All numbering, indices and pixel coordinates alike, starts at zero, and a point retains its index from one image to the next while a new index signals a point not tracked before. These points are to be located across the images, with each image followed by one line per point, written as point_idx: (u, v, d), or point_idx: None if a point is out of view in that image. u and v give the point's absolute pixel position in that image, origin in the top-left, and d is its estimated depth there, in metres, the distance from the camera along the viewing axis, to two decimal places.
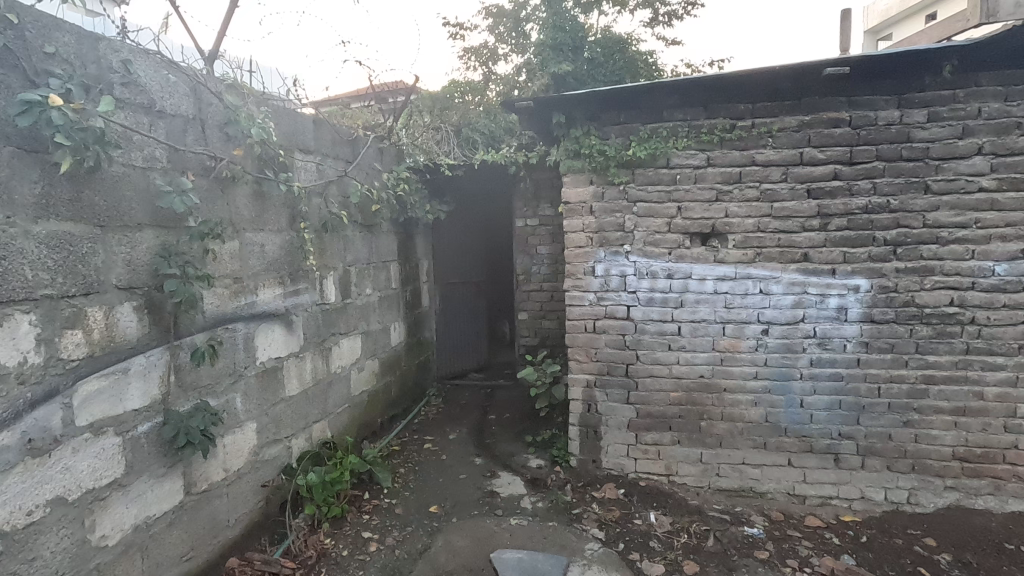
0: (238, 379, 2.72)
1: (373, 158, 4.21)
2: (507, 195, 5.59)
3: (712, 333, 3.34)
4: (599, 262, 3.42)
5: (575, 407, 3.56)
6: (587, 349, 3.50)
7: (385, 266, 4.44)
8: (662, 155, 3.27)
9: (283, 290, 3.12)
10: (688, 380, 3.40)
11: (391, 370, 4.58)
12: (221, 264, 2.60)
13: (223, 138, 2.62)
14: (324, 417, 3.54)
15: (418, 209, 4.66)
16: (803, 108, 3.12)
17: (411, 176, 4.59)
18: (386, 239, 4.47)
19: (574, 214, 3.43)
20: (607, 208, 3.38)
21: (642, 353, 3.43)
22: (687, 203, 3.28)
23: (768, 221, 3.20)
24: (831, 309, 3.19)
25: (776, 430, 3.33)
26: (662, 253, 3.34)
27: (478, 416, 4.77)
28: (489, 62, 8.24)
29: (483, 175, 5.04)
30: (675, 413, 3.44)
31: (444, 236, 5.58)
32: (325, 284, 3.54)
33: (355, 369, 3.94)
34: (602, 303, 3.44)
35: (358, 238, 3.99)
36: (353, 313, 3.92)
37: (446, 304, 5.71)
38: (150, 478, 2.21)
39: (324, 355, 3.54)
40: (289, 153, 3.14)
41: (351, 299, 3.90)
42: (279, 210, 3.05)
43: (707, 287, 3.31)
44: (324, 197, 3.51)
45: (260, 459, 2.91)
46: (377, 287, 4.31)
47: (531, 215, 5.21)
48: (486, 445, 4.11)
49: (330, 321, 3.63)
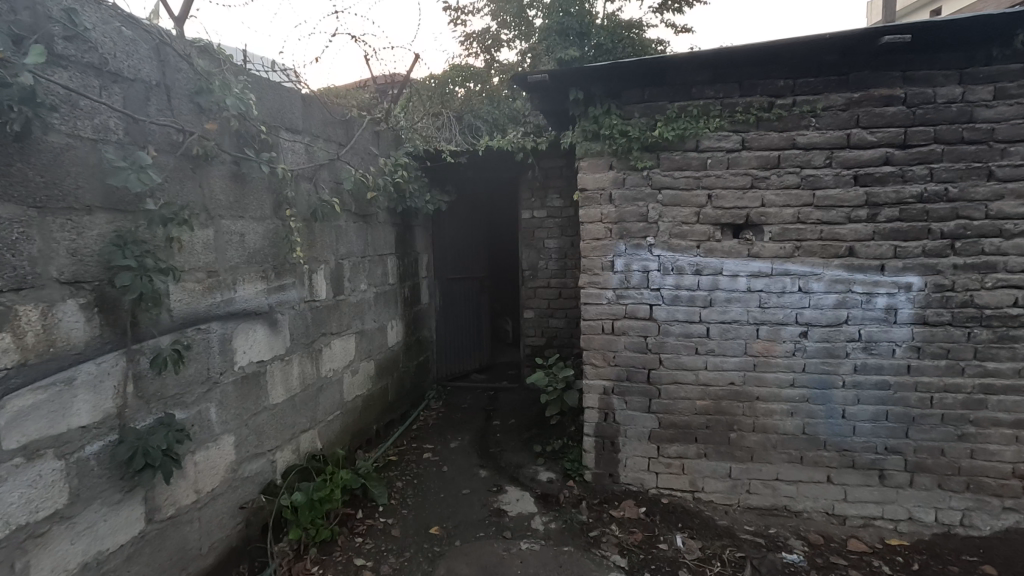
0: (211, 388, 2.38)
1: (369, 142, 3.86)
2: (512, 184, 5.24)
3: (744, 335, 3.01)
4: (619, 256, 3.08)
5: (590, 416, 3.24)
6: (604, 352, 3.17)
7: (381, 260, 4.10)
8: (690, 137, 2.93)
9: (266, 285, 2.77)
10: (716, 387, 3.07)
11: (388, 372, 4.24)
12: (191, 255, 2.25)
13: (194, 110, 2.26)
14: (314, 426, 3.20)
15: (417, 199, 4.31)
16: (850, 85, 2.78)
17: (410, 163, 4.25)
18: (383, 231, 4.12)
19: (592, 203, 3.10)
20: (629, 197, 3.04)
21: (666, 357, 3.10)
22: (718, 191, 2.95)
23: (810, 211, 2.87)
24: (878, 309, 2.86)
25: (814, 443, 3.00)
26: (689, 246, 3.01)
27: (482, 422, 4.44)
28: (492, 48, 7.88)
29: (487, 162, 4.69)
30: (701, 423, 3.11)
31: (444, 228, 5.23)
32: (314, 279, 3.20)
33: (348, 372, 3.60)
34: (622, 302, 3.11)
35: (352, 229, 3.64)
36: (346, 312, 3.58)
37: (447, 301, 5.37)
38: (102, 507, 1.87)
39: (313, 357, 3.20)
40: (274, 131, 2.79)
41: (344, 296, 3.56)
42: (262, 196, 2.71)
43: (739, 284, 2.98)
44: (314, 182, 3.17)
45: (238, 477, 2.57)
46: (372, 283, 3.97)
47: (539, 207, 4.87)
48: (491, 454, 3.78)
49: (321, 320, 3.29)
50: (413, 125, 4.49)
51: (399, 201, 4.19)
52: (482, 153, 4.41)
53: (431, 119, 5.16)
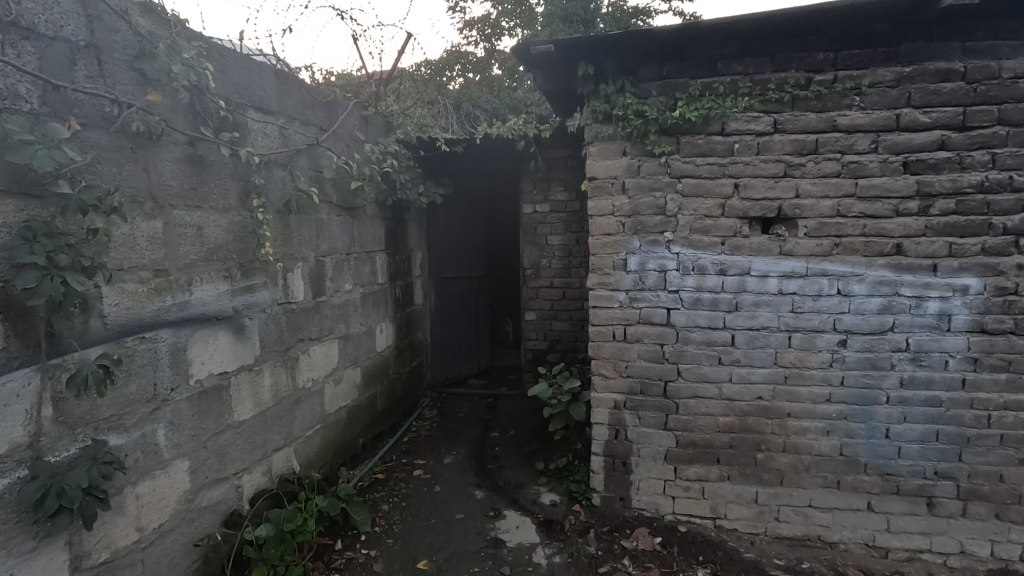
0: (159, 407, 2.03)
1: (355, 127, 3.50)
2: (512, 175, 4.91)
3: (775, 344, 2.66)
4: (633, 253, 2.73)
5: (599, 433, 2.89)
6: (614, 361, 2.82)
7: (369, 257, 3.75)
8: (715, 118, 2.57)
9: (230, 286, 2.43)
10: (742, 402, 2.72)
11: (377, 379, 3.90)
12: (131, 251, 1.91)
13: (136, 79, 1.91)
14: (289, 443, 2.85)
15: (408, 191, 3.96)
16: (901, 58, 2.42)
17: (403, 152, 3.90)
18: (372, 226, 3.77)
19: (602, 194, 2.74)
20: (644, 187, 2.69)
21: (685, 367, 2.75)
22: (746, 180, 2.59)
23: (852, 202, 2.51)
24: (929, 315, 2.51)
25: (853, 466, 2.65)
26: (712, 243, 2.66)
27: (479, 433, 4.09)
28: (493, 37, 7.52)
29: (486, 151, 4.33)
30: (725, 442, 2.76)
31: (441, 223, 4.89)
32: (290, 279, 2.85)
33: (330, 382, 3.26)
34: (636, 305, 2.76)
35: (335, 222, 3.29)
36: (327, 315, 3.23)
37: (444, 301, 5.02)
38: (8, 560, 1.53)
39: (289, 366, 2.85)
40: (239, 109, 2.44)
41: (326, 298, 3.21)
42: (224, 183, 2.36)
43: (769, 286, 2.62)
44: (290, 169, 2.82)
45: (195, 508, 2.23)
46: (359, 283, 3.62)
47: (542, 200, 4.52)
48: (489, 472, 3.44)
49: (298, 325, 2.94)
50: (405, 111, 4.14)
51: (389, 193, 3.84)
52: (480, 140, 4.07)
53: (425, 106, 4.81)
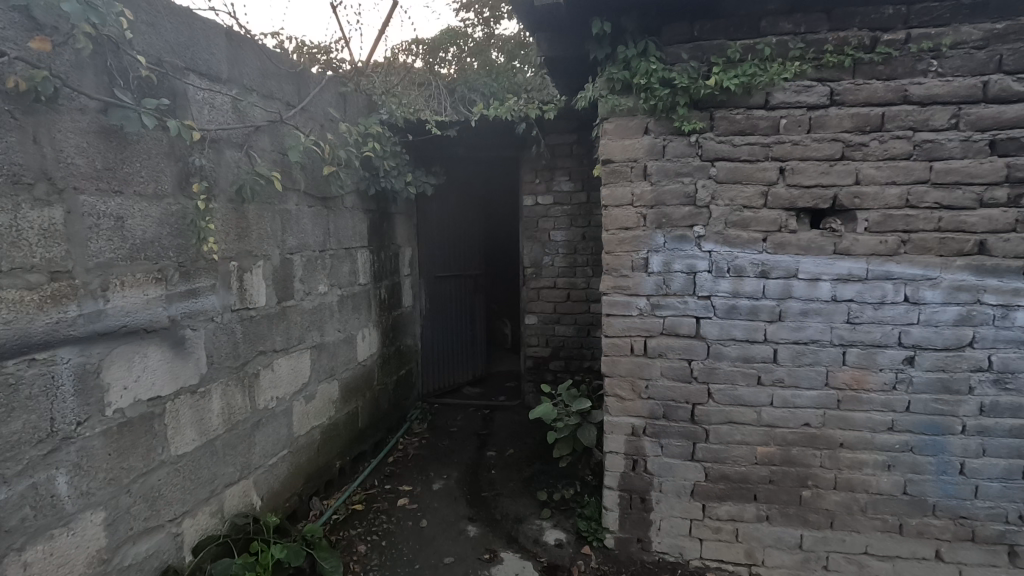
0: (56, 448, 1.58)
1: (331, 104, 3.05)
2: (511, 162, 4.48)
3: (826, 361, 2.21)
4: (655, 251, 2.29)
5: (613, 463, 2.45)
6: (632, 380, 2.38)
7: (348, 255, 3.30)
8: (758, 88, 2.12)
9: (165, 291, 1.98)
10: (785, 430, 2.28)
11: (358, 392, 3.45)
12: (10, 249, 1.46)
13: (16, 22, 1.46)
14: (247, 475, 2.41)
15: (393, 180, 3.51)
16: (990, 12, 1.97)
17: (388, 135, 3.45)
18: (351, 220, 3.32)
19: (620, 180, 2.29)
20: (670, 171, 2.24)
21: (717, 388, 2.31)
22: (795, 163, 2.14)
23: (924, 191, 2.06)
24: (1017, 328, 2.06)
25: (919, 507, 2.21)
26: (752, 239, 2.21)
27: (474, 452, 3.65)
28: (491, 19, 6.98)
29: (482, 135, 3.88)
30: (763, 477, 2.32)
31: (433, 215, 4.44)
32: (247, 280, 2.40)
33: (300, 400, 2.81)
34: (658, 314, 2.32)
35: (305, 214, 2.84)
36: (295, 322, 2.77)
37: (437, 301, 4.58)
38: None
39: (246, 385, 2.40)
40: (175, 73, 1.98)
41: (294, 302, 2.77)
42: (153, 163, 1.90)
43: (821, 292, 2.18)
44: (246, 150, 2.36)
45: (114, 568, 1.79)
46: (336, 284, 3.17)
47: (545, 191, 4.08)
48: (484, 501, 3.00)
49: (258, 335, 2.49)
50: (391, 90, 3.68)
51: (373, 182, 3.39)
52: (476, 123, 3.62)
53: (415, 87, 4.35)
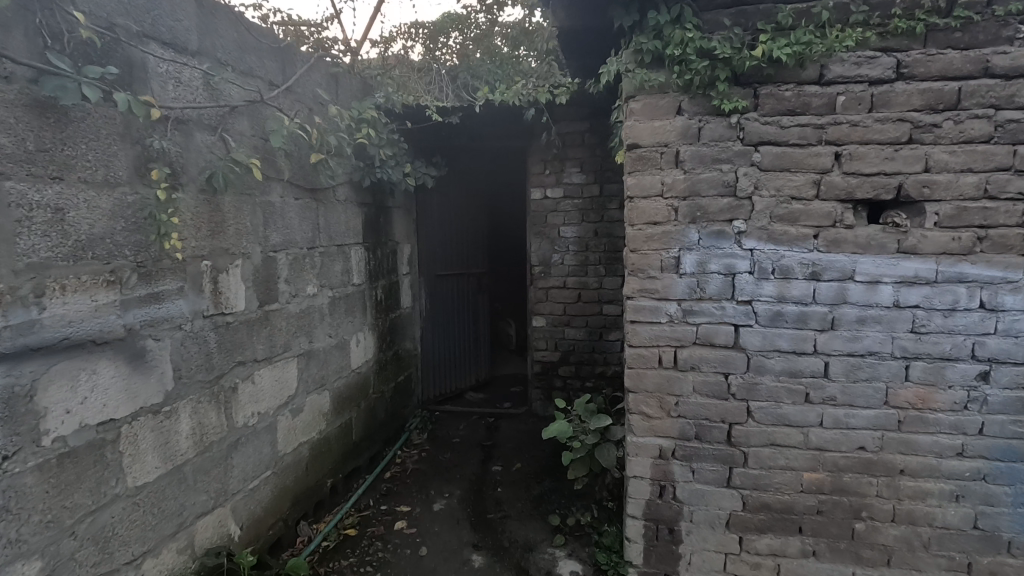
0: None
1: (321, 86, 2.75)
2: (517, 153, 4.19)
3: (886, 376, 1.92)
4: (688, 250, 2.00)
5: (637, 489, 2.17)
6: (659, 396, 2.09)
7: (341, 252, 3.01)
8: (812, 59, 1.83)
9: (121, 296, 1.69)
10: (837, 455, 1.99)
11: (352, 402, 3.17)
12: None
13: None
14: (222, 503, 2.13)
15: (390, 171, 3.22)
16: None
17: (384, 121, 3.15)
18: (344, 214, 3.03)
19: (648, 168, 1.99)
20: (707, 157, 1.95)
21: (757, 406, 2.02)
22: (853, 148, 1.85)
23: (1007, 179, 1.77)
24: None
25: (991, 544, 1.93)
26: (801, 236, 1.92)
27: (477, 467, 3.37)
28: (494, 5, 6.65)
29: (487, 121, 3.59)
30: (810, 507, 2.03)
31: (434, 209, 4.15)
32: (222, 282, 2.11)
33: (286, 414, 2.53)
34: (691, 321, 2.03)
35: (291, 207, 2.55)
36: (280, 328, 2.48)
37: (438, 302, 4.29)
38: None
39: (221, 401, 2.12)
40: (130, 39, 1.69)
41: (278, 305, 2.48)
42: (102, 145, 1.60)
43: (881, 297, 1.89)
44: (221, 133, 2.07)
45: None
46: (326, 285, 2.88)
47: (555, 183, 3.78)
48: (490, 525, 2.72)
49: (236, 343, 2.21)
50: (388, 73, 3.38)
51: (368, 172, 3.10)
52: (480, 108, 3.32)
53: (415, 72, 4.04)
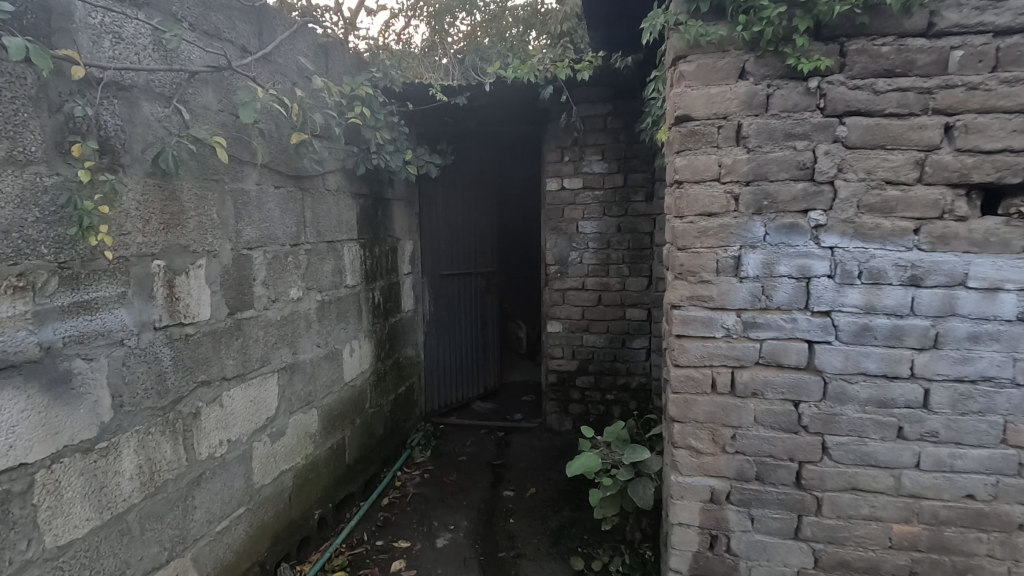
0: None
1: (307, 57, 2.38)
2: (529, 139, 3.81)
3: (1005, 409, 1.52)
4: (751, 247, 1.61)
5: (682, 538, 1.78)
6: (712, 426, 1.71)
7: (332, 250, 2.65)
8: (919, 3, 1.43)
9: (34, 306, 1.31)
10: (937, 505, 1.59)
11: (346, 419, 2.80)
12: None
13: None
14: (181, 554, 1.77)
15: (387, 157, 2.84)
16: None
17: (381, 101, 2.77)
18: (335, 206, 2.66)
19: (702, 146, 1.60)
20: (777, 132, 1.55)
21: (836, 442, 1.63)
22: (971, 118, 1.44)
23: None
24: None
25: None
26: (898, 231, 1.52)
27: (486, 491, 3.00)
28: None
29: (498, 102, 3.20)
30: (901, 567, 1.64)
31: (438, 202, 3.78)
32: (180, 286, 1.75)
33: (263, 440, 2.16)
34: (752, 336, 1.64)
35: (270, 197, 2.18)
36: (256, 339, 2.11)
37: (443, 304, 3.92)
38: None
39: (179, 430, 1.75)
40: None
41: (254, 313, 2.11)
42: (3, 110, 1.23)
43: (1002, 308, 1.48)
44: (176, 104, 1.70)
45: None
46: (314, 288, 2.51)
47: (573, 173, 3.40)
48: (501, 566, 2.35)
49: (199, 360, 1.84)
50: (387, 47, 3.00)
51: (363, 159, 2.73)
52: (490, 86, 2.94)
53: (418, 50, 3.66)
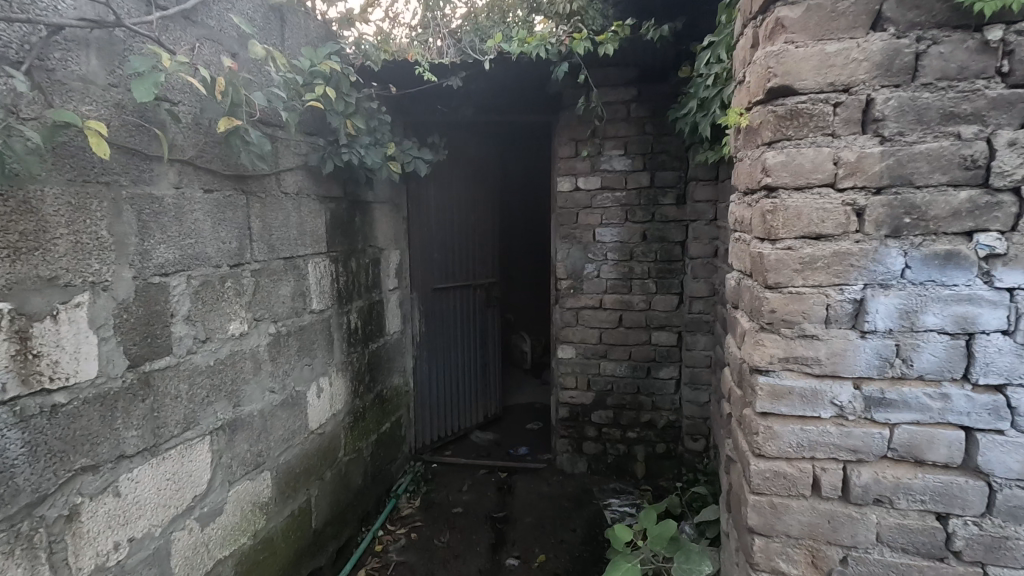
0: None
1: (254, 21, 1.83)
2: (536, 130, 3.27)
3: None
4: (882, 287, 1.06)
5: None
6: (811, 545, 1.17)
7: (291, 268, 2.11)
8: None
9: None
10: None
11: (311, 476, 2.27)
12: None
13: None
14: None
15: (362, 152, 2.29)
16: None
17: (353, 80, 2.23)
18: (295, 213, 2.12)
19: (813, 133, 1.06)
20: (931, 111, 1.01)
21: None
22: None
23: None
24: None
25: None
26: None
27: (486, 558, 2.47)
28: None
29: (501, 83, 2.66)
30: None
31: (430, 204, 3.24)
32: (39, 338, 1.20)
33: (188, 528, 1.63)
34: (878, 419, 1.10)
35: (197, 204, 1.64)
36: (172, 397, 1.57)
37: (436, 323, 3.38)
38: None
39: (39, 547, 1.21)
40: None
41: (172, 361, 1.57)
42: None
43: None
44: (24, 70, 1.14)
45: None
46: (265, 318, 1.97)
47: (589, 171, 2.86)
48: None
49: (80, 438, 1.30)
50: (365, 17, 2.45)
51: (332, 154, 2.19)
52: (492, 63, 2.39)
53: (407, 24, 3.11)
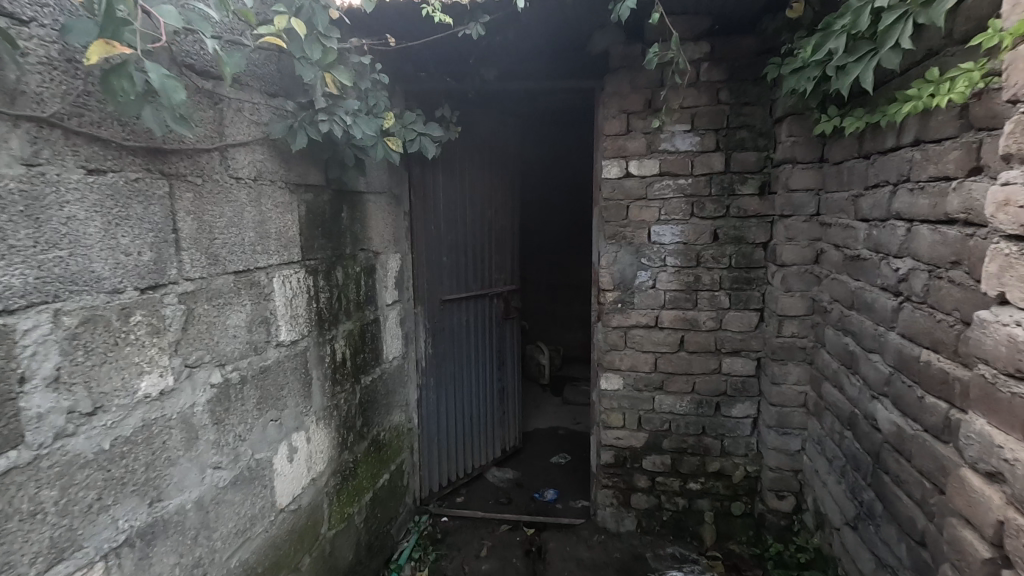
0: None
1: None
2: (568, 103, 2.64)
3: None
4: None
5: None
6: None
7: (246, 286, 1.47)
8: None
9: None
10: None
11: (281, 571, 1.64)
12: None
13: None
14: None
15: (348, 121, 1.61)
16: None
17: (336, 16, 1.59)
18: (252, 207, 1.48)
19: None
20: None
21: None
22: None
23: None
24: None
25: None
26: None
27: None
28: None
29: (535, 34, 2.02)
30: None
31: (438, 195, 2.60)
32: None
33: None
34: None
35: (69, 192, 1.00)
36: (23, 517, 0.93)
37: (446, 342, 2.75)
38: None
39: None
40: None
41: (24, 459, 0.93)
42: None
43: None
44: None
45: None
46: (205, 363, 1.34)
47: (644, 152, 2.23)
48: None
49: None
50: None
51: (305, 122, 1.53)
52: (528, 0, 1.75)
53: None
